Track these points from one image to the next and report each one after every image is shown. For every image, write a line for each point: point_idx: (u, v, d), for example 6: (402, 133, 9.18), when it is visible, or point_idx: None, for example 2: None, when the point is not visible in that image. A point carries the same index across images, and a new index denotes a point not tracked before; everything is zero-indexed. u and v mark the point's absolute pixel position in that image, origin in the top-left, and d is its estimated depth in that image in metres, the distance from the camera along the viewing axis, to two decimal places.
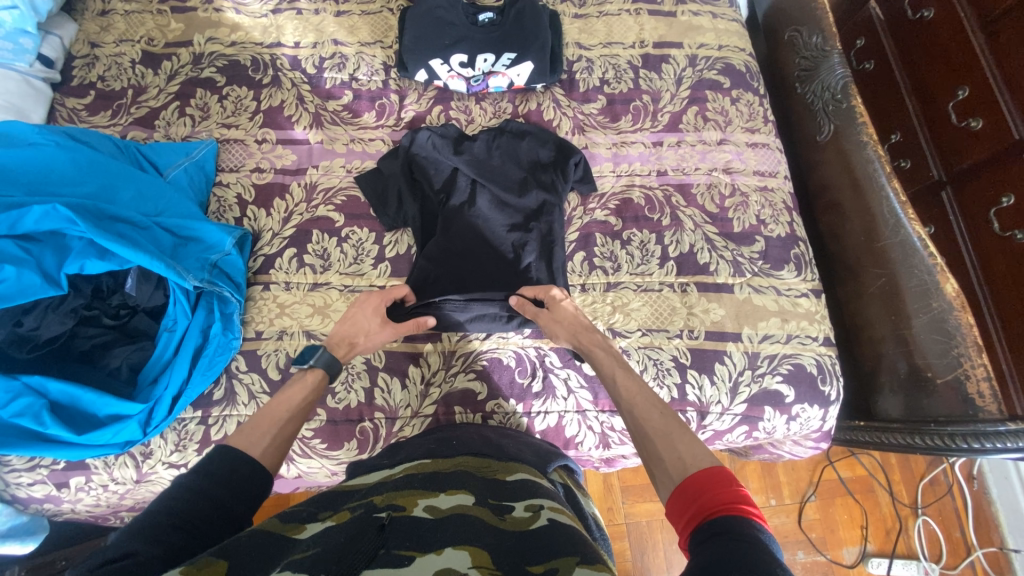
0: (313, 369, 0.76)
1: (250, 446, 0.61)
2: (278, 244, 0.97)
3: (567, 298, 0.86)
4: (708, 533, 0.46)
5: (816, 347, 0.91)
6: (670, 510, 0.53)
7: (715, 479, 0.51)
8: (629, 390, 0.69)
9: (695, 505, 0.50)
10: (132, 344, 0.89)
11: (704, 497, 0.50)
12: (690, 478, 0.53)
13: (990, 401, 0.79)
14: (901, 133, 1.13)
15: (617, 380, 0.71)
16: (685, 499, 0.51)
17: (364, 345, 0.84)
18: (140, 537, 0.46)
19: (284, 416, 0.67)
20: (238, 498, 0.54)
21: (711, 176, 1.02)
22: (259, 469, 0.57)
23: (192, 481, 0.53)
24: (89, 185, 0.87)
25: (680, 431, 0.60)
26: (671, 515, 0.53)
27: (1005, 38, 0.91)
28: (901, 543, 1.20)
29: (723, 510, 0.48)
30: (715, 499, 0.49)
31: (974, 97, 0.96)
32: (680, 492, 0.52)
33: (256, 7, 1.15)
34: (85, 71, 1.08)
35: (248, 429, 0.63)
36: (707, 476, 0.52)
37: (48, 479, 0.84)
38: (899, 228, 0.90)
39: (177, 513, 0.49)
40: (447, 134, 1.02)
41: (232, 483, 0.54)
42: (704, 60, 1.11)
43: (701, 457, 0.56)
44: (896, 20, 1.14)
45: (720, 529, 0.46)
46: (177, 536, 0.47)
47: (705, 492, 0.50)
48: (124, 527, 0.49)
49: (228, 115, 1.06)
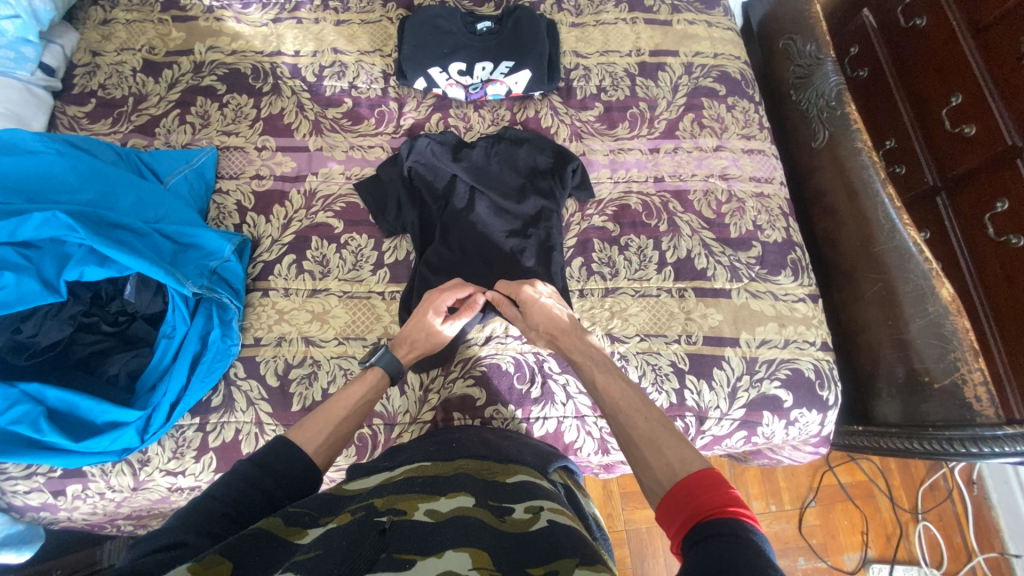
0: (374, 368, 0.77)
1: (306, 441, 0.63)
2: (277, 251, 0.97)
3: (540, 295, 0.84)
4: (702, 536, 0.46)
5: (814, 352, 0.92)
6: (661, 514, 0.53)
7: (705, 482, 0.52)
8: (616, 395, 0.69)
9: (687, 509, 0.50)
10: (131, 351, 0.88)
11: (696, 501, 0.50)
12: (680, 482, 0.53)
13: (988, 405, 0.79)
14: (896, 139, 1.14)
15: (608, 383, 0.71)
16: (676, 504, 0.52)
17: (425, 343, 0.83)
18: (187, 528, 0.48)
19: (343, 413, 0.69)
20: (284, 490, 0.56)
21: (708, 182, 1.03)
22: (302, 464, 0.58)
23: (248, 470, 0.55)
24: (89, 193, 0.87)
25: (667, 437, 0.60)
26: (662, 520, 0.53)
27: (998, 46, 0.92)
28: (902, 548, 1.19)
29: (715, 512, 0.48)
30: (706, 504, 0.49)
31: (967, 103, 0.97)
32: (671, 497, 0.53)
33: (257, 16, 1.16)
34: (86, 79, 1.09)
35: (304, 424, 0.65)
36: (698, 479, 0.52)
37: (44, 487, 0.84)
38: (894, 233, 0.90)
39: (225, 501, 0.52)
40: (445, 141, 1.02)
41: (283, 476, 0.56)
42: (700, 67, 1.13)
43: (689, 462, 0.57)
44: (889, 28, 1.16)
45: (712, 531, 0.46)
46: (224, 526, 0.50)
47: (697, 495, 0.51)
48: (178, 511, 0.51)
49: (229, 122, 1.07)
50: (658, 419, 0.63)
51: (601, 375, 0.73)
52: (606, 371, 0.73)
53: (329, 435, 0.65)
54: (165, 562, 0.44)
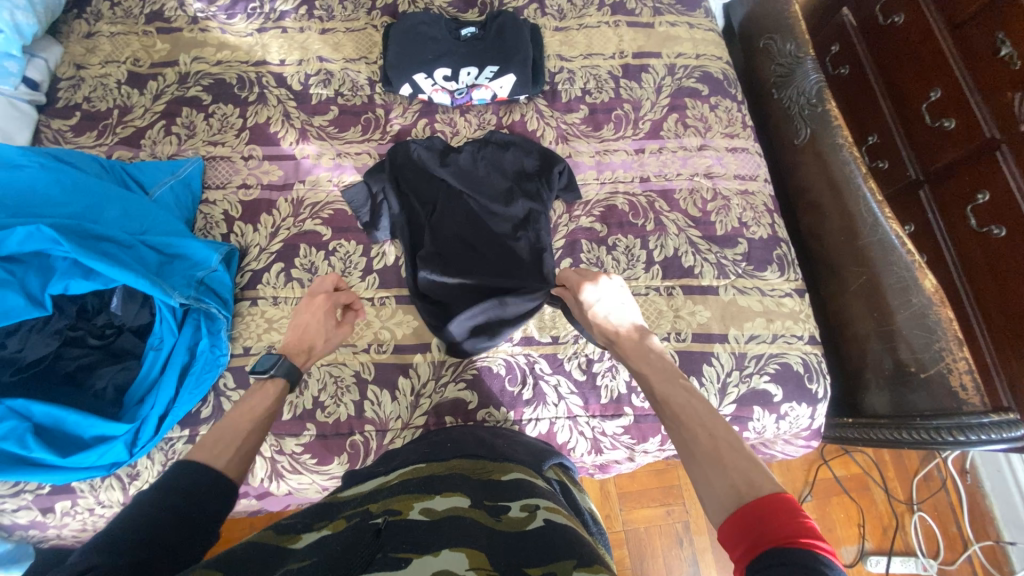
0: (274, 379, 0.73)
1: None
2: (265, 259, 0.97)
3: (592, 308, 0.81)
4: (764, 565, 0.44)
5: (802, 346, 0.92)
6: (726, 536, 0.50)
7: (780, 509, 0.47)
8: (677, 407, 0.64)
9: (757, 535, 0.47)
10: (119, 363, 0.88)
11: (769, 529, 0.46)
12: (749, 505, 0.49)
13: (974, 393, 0.80)
14: (878, 135, 1.16)
15: (668, 393, 0.67)
16: (744, 528, 0.48)
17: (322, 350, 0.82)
18: (107, 551, 0.46)
19: None
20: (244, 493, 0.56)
21: (693, 181, 1.04)
22: None
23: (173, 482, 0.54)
24: (74, 206, 0.87)
25: (733, 455, 0.55)
26: (727, 543, 0.49)
27: (973, 41, 0.94)
28: (899, 540, 1.20)
29: (782, 542, 0.45)
30: (780, 533, 0.45)
31: (946, 98, 0.99)
32: (738, 519, 0.49)
33: (242, 26, 1.16)
34: (71, 93, 1.09)
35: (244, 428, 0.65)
36: (766, 505, 0.48)
37: (32, 504, 0.83)
38: (877, 227, 0.92)
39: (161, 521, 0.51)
40: (432, 146, 1.03)
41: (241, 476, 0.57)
42: (683, 68, 1.14)
43: (757, 485, 0.52)
44: (868, 26, 1.18)
45: (777, 561, 0.43)
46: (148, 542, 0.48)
47: (770, 523, 0.47)
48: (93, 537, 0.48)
49: (215, 132, 1.07)
50: (707, 426, 0.60)
51: (660, 386, 0.68)
52: (667, 381, 0.69)
53: None
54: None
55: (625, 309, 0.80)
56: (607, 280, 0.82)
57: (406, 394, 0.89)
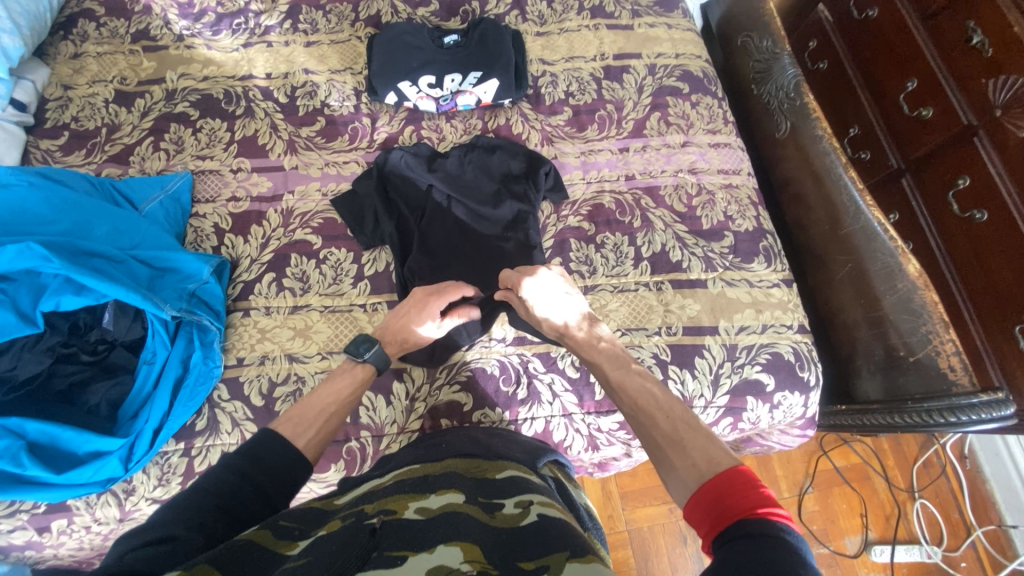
0: (366, 365, 0.77)
1: (294, 436, 0.63)
2: (256, 270, 0.97)
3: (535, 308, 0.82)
4: (727, 538, 0.45)
5: (792, 335, 0.93)
6: (690, 514, 0.51)
7: (737, 482, 0.49)
8: (636, 393, 0.67)
9: (719, 508, 0.48)
10: (112, 379, 0.88)
11: (727, 502, 0.48)
12: (710, 482, 0.51)
13: (962, 374, 0.81)
14: (859, 126, 1.18)
15: (624, 380, 0.70)
16: (706, 505, 0.49)
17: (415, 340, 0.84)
18: (178, 523, 0.49)
19: (333, 407, 0.70)
20: (273, 483, 0.57)
21: (677, 177, 1.05)
22: (290, 459, 0.59)
23: (236, 461, 0.56)
24: (63, 223, 0.87)
25: (691, 436, 0.58)
26: (692, 520, 0.51)
27: (945, 31, 0.97)
28: (902, 528, 1.20)
29: (743, 514, 0.46)
30: (739, 505, 0.47)
31: (923, 87, 1.01)
32: (700, 497, 0.50)
33: (228, 42, 1.18)
34: (59, 113, 1.09)
35: (296, 418, 0.65)
36: (726, 480, 0.50)
37: (28, 524, 0.82)
38: (859, 215, 0.93)
39: (217, 494, 0.53)
40: (419, 152, 1.04)
41: (274, 469, 0.58)
42: (663, 68, 1.16)
43: (716, 460, 0.54)
44: (843, 21, 1.21)
45: (740, 533, 0.44)
46: (216, 517, 0.51)
47: (729, 496, 0.48)
48: (167, 506, 0.51)
49: (203, 147, 1.08)
50: (685, 416, 0.61)
51: (618, 375, 0.71)
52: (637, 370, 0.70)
53: (312, 439, 0.65)
54: (161, 556, 0.45)
55: (569, 301, 0.83)
56: (545, 271, 0.85)
57: (400, 400, 0.89)
